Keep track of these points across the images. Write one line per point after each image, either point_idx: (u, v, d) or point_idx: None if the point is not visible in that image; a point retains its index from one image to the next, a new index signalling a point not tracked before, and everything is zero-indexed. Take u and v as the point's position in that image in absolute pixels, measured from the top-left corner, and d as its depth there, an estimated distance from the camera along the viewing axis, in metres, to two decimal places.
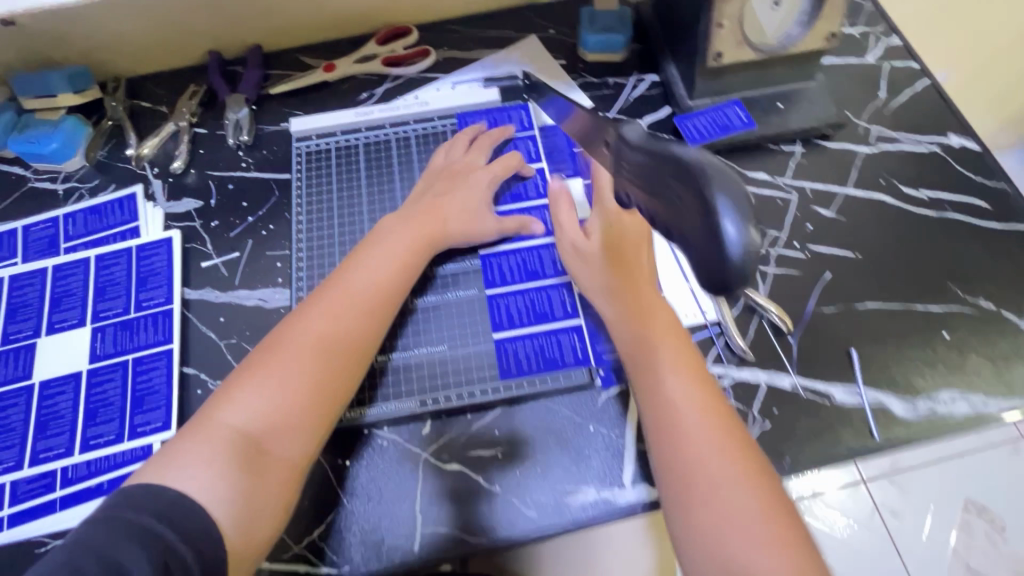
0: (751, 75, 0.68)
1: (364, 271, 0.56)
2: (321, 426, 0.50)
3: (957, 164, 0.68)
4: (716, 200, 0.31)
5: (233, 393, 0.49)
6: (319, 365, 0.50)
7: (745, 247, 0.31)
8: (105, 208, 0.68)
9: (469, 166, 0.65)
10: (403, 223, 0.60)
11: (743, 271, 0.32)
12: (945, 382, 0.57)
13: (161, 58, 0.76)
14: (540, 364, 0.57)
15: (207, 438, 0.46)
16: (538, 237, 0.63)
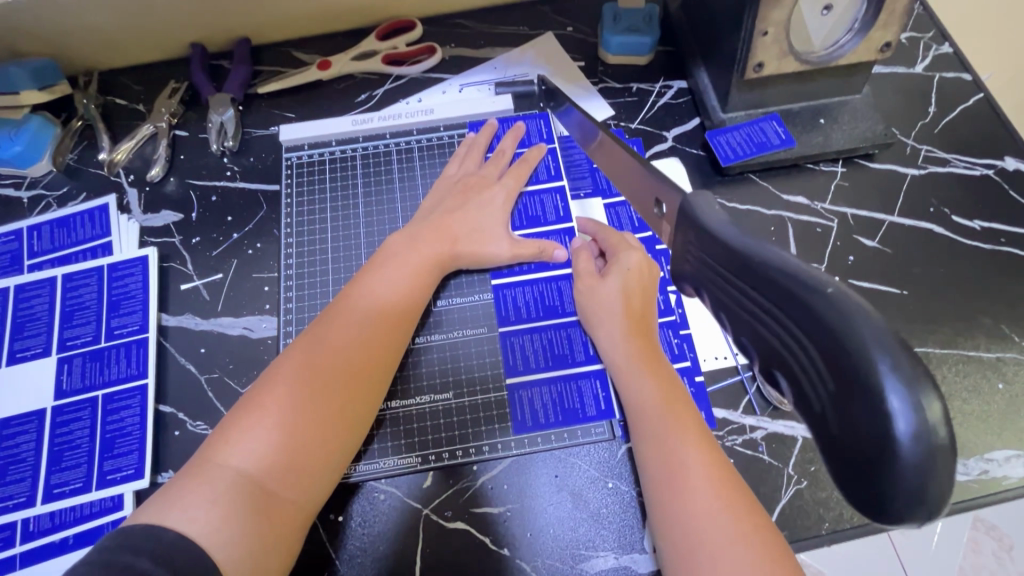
0: (793, 87, 0.61)
1: (375, 294, 0.50)
2: (332, 465, 0.45)
3: (1013, 191, 0.62)
4: (873, 366, 0.24)
5: (234, 431, 0.43)
6: (333, 399, 0.45)
7: (920, 438, 0.23)
8: (74, 221, 0.61)
9: (483, 182, 0.59)
10: (412, 242, 0.54)
11: (920, 471, 0.23)
12: (999, 440, 0.52)
13: (138, 50, 0.69)
14: (558, 415, 0.52)
15: (206, 484, 0.40)
16: (559, 265, 0.57)
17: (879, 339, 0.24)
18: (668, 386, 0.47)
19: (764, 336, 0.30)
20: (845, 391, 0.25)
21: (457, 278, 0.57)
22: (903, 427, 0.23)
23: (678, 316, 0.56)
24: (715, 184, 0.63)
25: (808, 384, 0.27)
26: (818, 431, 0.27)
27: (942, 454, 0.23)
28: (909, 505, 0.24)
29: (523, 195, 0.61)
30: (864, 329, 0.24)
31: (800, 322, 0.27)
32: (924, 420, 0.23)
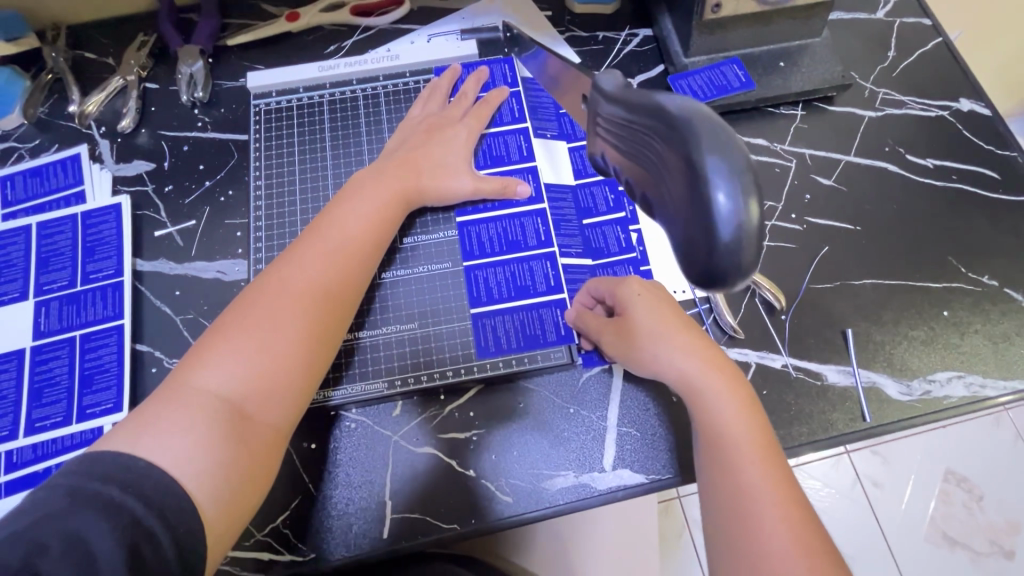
0: (752, 30, 0.62)
1: (342, 229, 0.52)
2: (306, 390, 0.47)
3: (967, 130, 0.64)
4: (705, 162, 0.31)
5: (205, 359, 0.44)
6: (304, 328, 0.47)
7: (736, 217, 0.30)
8: (48, 170, 0.62)
9: (446, 122, 0.60)
10: (377, 179, 0.55)
11: (736, 245, 0.31)
12: (942, 363, 0.54)
13: (107, 4, 0.69)
14: (520, 343, 0.54)
15: (180, 406, 0.41)
16: (522, 202, 0.59)
17: (715, 142, 0.31)
18: (709, 352, 0.46)
19: (646, 170, 0.37)
20: (690, 186, 0.32)
21: (423, 217, 0.59)
22: (727, 211, 0.30)
23: (640, 252, 0.58)
24: None
25: (666, 193, 0.34)
26: (675, 235, 0.35)
27: (751, 231, 0.31)
28: (733, 274, 0.32)
29: (486, 136, 0.62)
30: (707, 138, 0.31)
31: (665, 142, 0.33)
32: (742, 205, 0.30)
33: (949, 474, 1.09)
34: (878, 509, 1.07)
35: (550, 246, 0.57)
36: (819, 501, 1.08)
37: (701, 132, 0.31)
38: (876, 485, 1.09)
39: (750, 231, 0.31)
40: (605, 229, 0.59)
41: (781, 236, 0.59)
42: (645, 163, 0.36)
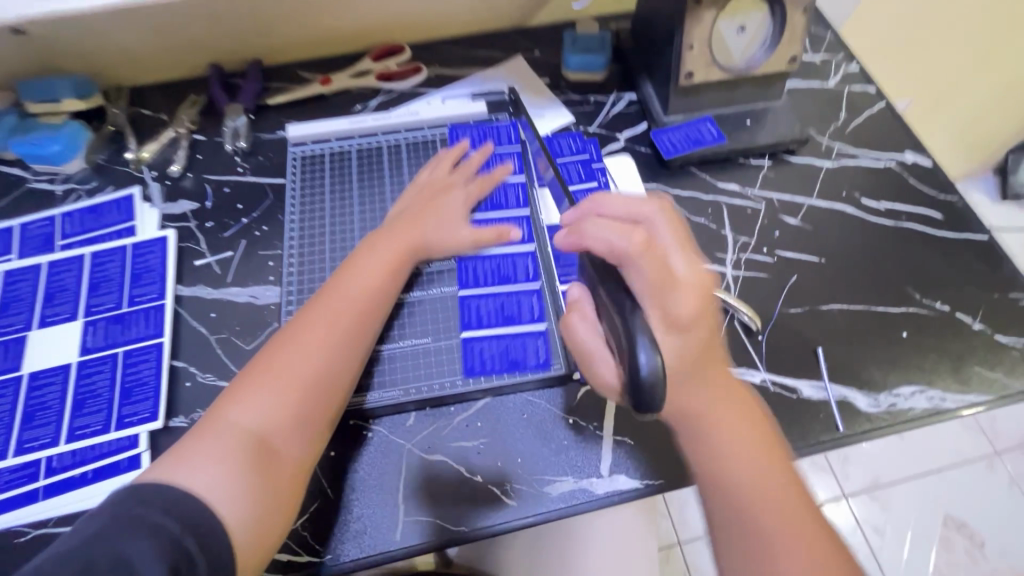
0: (721, 94, 0.73)
1: (358, 283, 0.58)
2: (326, 423, 0.52)
3: (913, 178, 0.73)
4: (635, 337, 0.42)
5: (236, 399, 0.50)
6: (324, 368, 0.53)
7: (649, 372, 0.41)
8: (103, 208, 0.70)
9: (448, 185, 0.68)
10: (387, 236, 0.62)
11: (649, 392, 0.41)
12: (906, 378, 0.60)
13: (166, 70, 0.80)
14: (556, 351, 0.60)
15: (216, 439, 0.47)
16: (515, 244, 0.66)
17: (640, 328, 0.42)
18: (730, 407, 0.49)
19: (608, 316, 0.47)
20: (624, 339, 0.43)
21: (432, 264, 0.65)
22: (643, 365, 0.41)
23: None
24: (661, 175, 0.74)
25: (619, 341, 0.44)
26: (624, 382, 0.44)
27: (658, 387, 0.41)
28: (644, 407, 0.42)
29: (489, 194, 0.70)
30: (636, 328, 0.43)
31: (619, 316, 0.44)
32: (654, 362, 0.41)
33: (948, 520, 1.34)
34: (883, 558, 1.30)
35: (538, 282, 0.64)
36: None
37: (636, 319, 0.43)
38: (877, 531, 1.33)
39: (659, 383, 0.41)
40: None
41: (755, 267, 0.67)
42: (608, 314, 0.47)
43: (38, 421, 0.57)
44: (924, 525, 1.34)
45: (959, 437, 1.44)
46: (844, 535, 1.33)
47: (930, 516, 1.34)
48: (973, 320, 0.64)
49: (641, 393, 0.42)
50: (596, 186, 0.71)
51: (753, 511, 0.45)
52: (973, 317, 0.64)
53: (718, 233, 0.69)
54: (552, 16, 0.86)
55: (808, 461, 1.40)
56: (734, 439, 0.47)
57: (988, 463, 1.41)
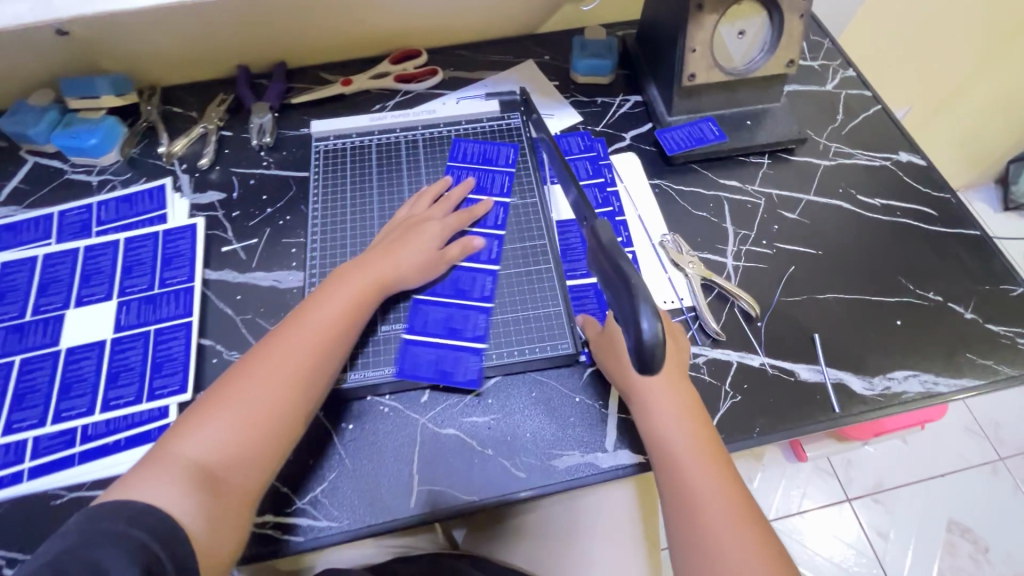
0: (722, 96, 0.77)
1: (323, 314, 0.56)
2: (276, 461, 0.50)
3: (907, 177, 0.76)
4: (638, 306, 0.46)
5: (185, 431, 0.48)
6: (278, 404, 0.51)
7: (651, 335, 0.46)
8: (136, 197, 0.74)
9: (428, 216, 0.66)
10: (360, 266, 0.60)
11: (651, 348, 0.47)
12: (899, 363, 0.63)
13: (196, 71, 0.85)
14: (512, 339, 0.63)
15: (161, 472, 0.45)
16: (481, 262, 0.67)
17: (642, 297, 0.46)
18: (684, 395, 0.53)
19: (608, 282, 0.51)
20: (625, 307, 0.48)
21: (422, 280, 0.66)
22: (646, 332, 0.46)
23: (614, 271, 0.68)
24: (665, 172, 0.77)
25: (621, 307, 0.49)
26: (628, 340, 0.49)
27: (657, 346, 0.47)
28: (645, 362, 0.49)
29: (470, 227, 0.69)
30: (639, 298, 0.46)
31: (621, 287, 0.48)
32: (654, 327, 0.46)
33: (952, 525, 1.34)
34: (888, 562, 1.30)
35: (548, 267, 0.67)
36: (834, 559, 1.31)
37: (638, 289, 0.46)
38: (880, 535, 1.34)
39: (659, 342, 0.47)
40: None
41: (754, 259, 0.70)
42: (608, 281, 0.50)
43: (74, 392, 0.60)
44: (928, 529, 1.34)
45: (960, 443, 1.45)
46: (847, 539, 1.33)
47: (934, 521, 1.35)
48: (966, 310, 0.66)
49: (643, 351, 0.48)
50: (603, 181, 0.75)
51: (691, 490, 0.49)
52: (965, 307, 0.66)
53: (719, 226, 0.72)
54: (561, 23, 0.91)
55: (812, 465, 1.41)
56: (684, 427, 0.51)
57: (992, 469, 1.41)
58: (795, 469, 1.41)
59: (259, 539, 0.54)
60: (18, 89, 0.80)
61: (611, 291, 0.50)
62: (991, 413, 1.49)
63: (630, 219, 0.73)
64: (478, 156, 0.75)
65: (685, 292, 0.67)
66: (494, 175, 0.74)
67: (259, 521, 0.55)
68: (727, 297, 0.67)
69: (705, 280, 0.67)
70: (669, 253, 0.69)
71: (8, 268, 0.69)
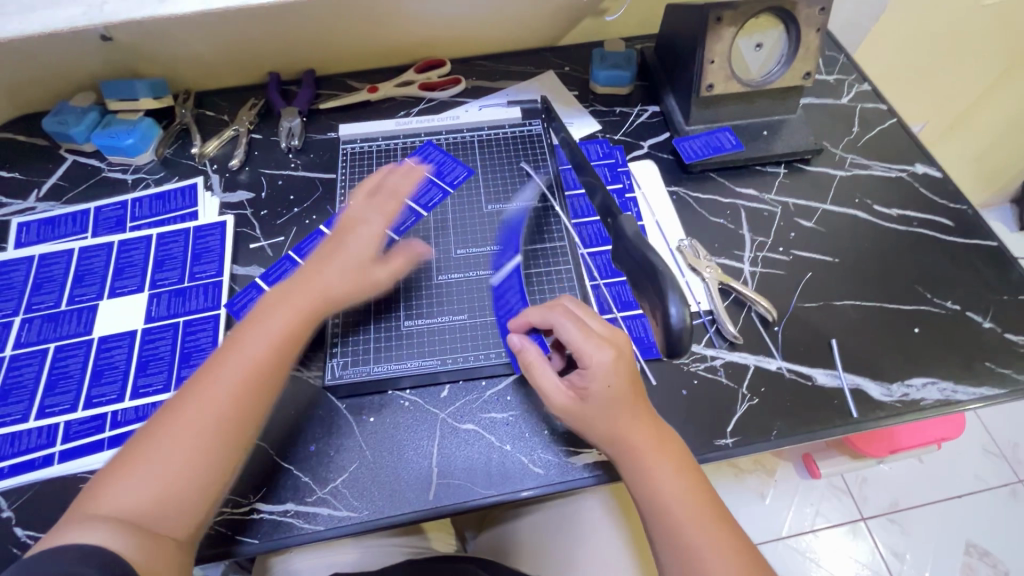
0: (739, 106, 0.78)
1: (246, 347, 0.52)
2: (206, 502, 0.48)
3: (924, 188, 0.77)
4: (668, 293, 0.47)
5: (107, 483, 0.46)
6: (200, 443, 0.48)
7: (680, 322, 0.46)
8: (170, 195, 0.77)
9: (355, 223, 0.62)
10: (287, 293, 0.56)
11: (681, 338, 0.46)
12: (917, 371, 0.63)
13: (230, 77, 0.88)
14: (473, 346, 0.63)
15: (80, 525, 0.44)
16: None
17: (671, 282, 0.47)
18: (672, 455, 0.52)
19: (637, 277, 0.52)
20: (657, 295, 0.48)
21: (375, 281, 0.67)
22: (674, 317, 0.46)
23: (551, 272, 0.68)
24: (682, 180, 0.78)
25: (652, 298, 0.49)
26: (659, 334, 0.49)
27: (686, 335, 0.46)
28: (675, 352, 0.47)
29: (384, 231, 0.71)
30: (668, 284, 0.47)
31: (650, 277, 0.49)
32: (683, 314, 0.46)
33: (971, 548, 1.31)
34: None
35: (567, 267, 0.68)
36: None
37: (667, 278, 0.48)
38: (896, 555, 1.31)
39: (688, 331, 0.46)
40: None
41: (771, 265, 0.71)
42: (637, 277, 0.51)
43: (105, 378, 0.62)
44: (945, 551, 1.31)
45: (976, 462, 1.42)
46: (862, 559, 1.31)
47: (952, 542, 1.32)
48: (984, 319, 0.66)
49: (672, 340, 0.47)
50: (621, 187, 0.76)
51: (686, 543, 0.48)
52: (983, 316, 0.67)
53: (736, 233, 0.73)
54: (581, 36, 0.94)
55: (825, 483, 1.40)
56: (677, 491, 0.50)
57: (1011, 492, 1.38)
58: (808, 485, 1.39)
59: (280, 526, 0.55)
60: (61, 92, 0.84)
61: (643, 289, 0.51)
62: (1010, 434, 1.46)
63: (648, 224, 0.74)
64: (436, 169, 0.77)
65: (703, 296, 0.68)
66: (433, 186, 0.75)
67: (282, 509, 0.56)
68: (743, 302, 0.67)
69: (722, 285, 0.68)
70: (687, 257, 0.70)
71: (44, 260, 0.71)
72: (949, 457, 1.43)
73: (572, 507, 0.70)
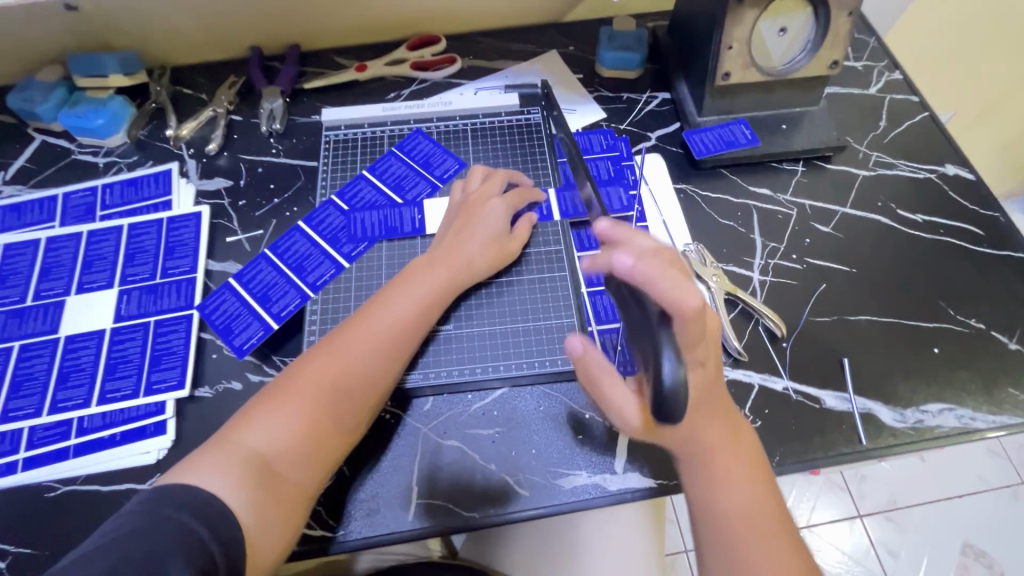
0: (757, 97, 0.72)
1: (385, 315, 0.56)
2: (327, 462, 0.51)
3: (953, 192, 0.71)
4: (662, 346, 0.39)
5: (253, 416, 0.50)
6: (336, 400, 0.51)
7: (675, 381, 0.39)
8: (142, 181, 0.72)
9: (485, 200, 0.64)
10: (427, 268, 0.59)
11: (674, 398, 0.39)
12: (935, 396, 0.59)
13: (208, 51, 0.82)
14: (453, 359, 0.60)
15: (224, 456, 0.47)
16: (338, 259, 0.65)
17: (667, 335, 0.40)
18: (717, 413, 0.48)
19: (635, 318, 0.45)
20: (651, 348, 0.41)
21: (388, 244, 0.66)
22: (669, 376, 0.39)
23: (544, 280, 0.64)
24: (691, 175, 0.73)
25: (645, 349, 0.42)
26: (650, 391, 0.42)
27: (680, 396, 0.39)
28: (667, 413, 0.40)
29: (387, 208, 0.68)
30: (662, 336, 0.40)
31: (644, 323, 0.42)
32: (678, 373, 0.39)
33: (967, 547, 1.30)
34: None
35: (562, 273, 0.64)
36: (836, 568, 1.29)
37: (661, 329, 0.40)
38: (890, 552, 1.30)
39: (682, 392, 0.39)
40: None
41: (782, 273, 0.66)
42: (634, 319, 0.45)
43: (71, 382, 0.59)
44: (940, 550, 1.30)
45: (979, 462, 1.40)
46: (855, 555, 1.30)
47: (948, 542, 1.31)
48: (1010, 340, 0.62)
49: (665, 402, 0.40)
50: (626, 183, 0.71)
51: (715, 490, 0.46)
52: (1010, 336, 0.62)
53: (747, 237, 0.68)
54: (589, 12, 0.86)
55: (823, 479, 1.38)
56: (746, 502, 0.46)
57: (1013, 492, 1.36)
58: (806, 480, 1.37)
59: None
60: (27, 64, 0.78)
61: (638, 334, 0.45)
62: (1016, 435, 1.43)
63: (653, 225, 0.69)
64: (423, 160, 0.71)
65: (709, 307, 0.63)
66: (419, 180, 0.70)
67: None
68: (751, 314, 0.63)
69: (728, 295, 0.63)
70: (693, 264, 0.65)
71: (10, 250, 0.67)
72: (952, 456, 1.40)
73: (559, 522, 0.68)
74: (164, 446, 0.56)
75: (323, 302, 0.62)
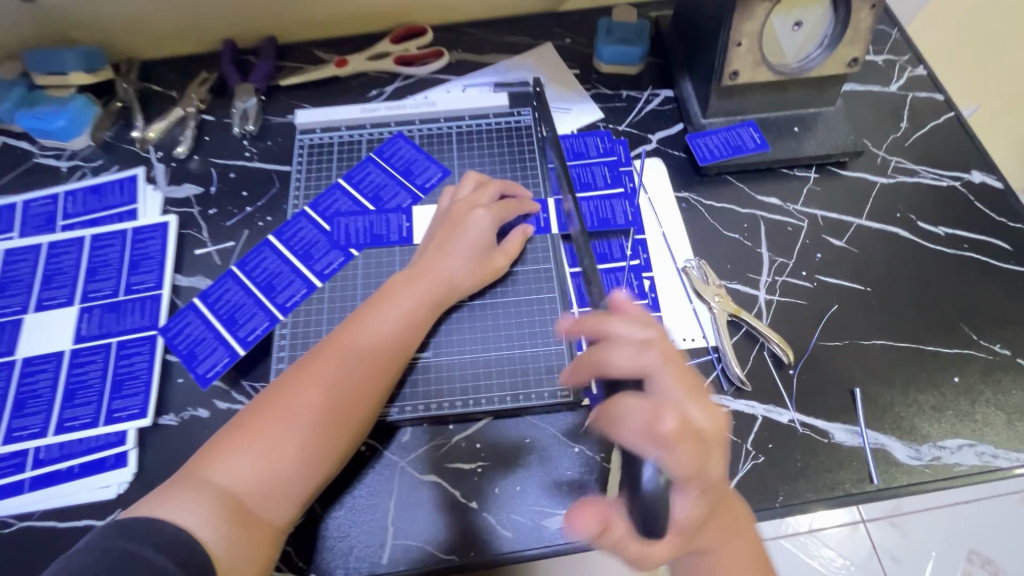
0: (768, 97, 0.66)
1: (367, 334, 0.52)
2: (305, 495, 0.47)
3: (979, 202, 0.66)
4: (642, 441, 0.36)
5: (220, 450, 0.45)
6: (314, 429, 0.47)
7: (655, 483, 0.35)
8: (106, 188, 0.68)
9: (472, 208, 0.60)
10: (411, 282, 0.55)
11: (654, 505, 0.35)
12: (953, 430, 0.54)
13: (177, 45, 0.76)
14: (434, 389, 0.56)
15: (191, 494, 0.43)
16: (311, 276, 0.61)
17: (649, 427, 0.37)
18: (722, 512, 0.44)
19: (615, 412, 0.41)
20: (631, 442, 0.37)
21: (370, 254, 0.62)
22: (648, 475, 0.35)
23: (531, 301, 0.60)
24: (694, 183, 0.67)
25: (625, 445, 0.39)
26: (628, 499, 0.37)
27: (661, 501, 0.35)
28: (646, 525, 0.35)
29: (371, 215, 0.64)
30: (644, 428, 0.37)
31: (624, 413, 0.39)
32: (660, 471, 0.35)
33: (973, 554, 1.27)
34: None
35: (551, 294, 0.60)
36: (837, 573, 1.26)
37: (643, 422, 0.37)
38: (893, 559, 1.27)
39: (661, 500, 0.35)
40: (618, 274, 0.61)
41: (791, 292, 0.61)
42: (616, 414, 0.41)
43: (28, 409, 0.56)
44: (945, 557, 1.27)
45: None
46: (857, 560, 1.27)
47: (953, 548, 1.27)
48: None
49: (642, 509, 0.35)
50: (624, 191, 0.65)
51: None
52: None
53: (753, 252, 0.63)
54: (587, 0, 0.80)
55: None
56: None
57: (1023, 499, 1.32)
58: None
59: None
60: None
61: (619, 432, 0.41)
62: None
63: (651, 238, 0.64)
64: (404, 167, 0.67)
65: (710, 330, 0.58)
66: (399, 190, 0.66)
67: None
68: (756, 338, 0.58)
69: (731, 316, 0.59)
70: (694, 283, 0.60)
71: None
72: None
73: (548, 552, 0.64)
74: (124, 480, 0.53)
75: (292, 326, 0.58)
